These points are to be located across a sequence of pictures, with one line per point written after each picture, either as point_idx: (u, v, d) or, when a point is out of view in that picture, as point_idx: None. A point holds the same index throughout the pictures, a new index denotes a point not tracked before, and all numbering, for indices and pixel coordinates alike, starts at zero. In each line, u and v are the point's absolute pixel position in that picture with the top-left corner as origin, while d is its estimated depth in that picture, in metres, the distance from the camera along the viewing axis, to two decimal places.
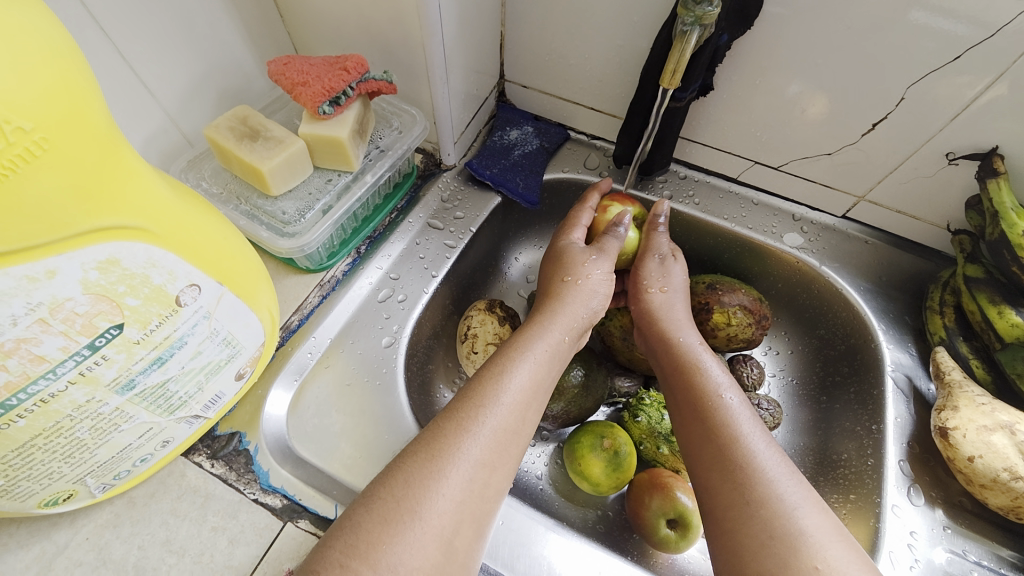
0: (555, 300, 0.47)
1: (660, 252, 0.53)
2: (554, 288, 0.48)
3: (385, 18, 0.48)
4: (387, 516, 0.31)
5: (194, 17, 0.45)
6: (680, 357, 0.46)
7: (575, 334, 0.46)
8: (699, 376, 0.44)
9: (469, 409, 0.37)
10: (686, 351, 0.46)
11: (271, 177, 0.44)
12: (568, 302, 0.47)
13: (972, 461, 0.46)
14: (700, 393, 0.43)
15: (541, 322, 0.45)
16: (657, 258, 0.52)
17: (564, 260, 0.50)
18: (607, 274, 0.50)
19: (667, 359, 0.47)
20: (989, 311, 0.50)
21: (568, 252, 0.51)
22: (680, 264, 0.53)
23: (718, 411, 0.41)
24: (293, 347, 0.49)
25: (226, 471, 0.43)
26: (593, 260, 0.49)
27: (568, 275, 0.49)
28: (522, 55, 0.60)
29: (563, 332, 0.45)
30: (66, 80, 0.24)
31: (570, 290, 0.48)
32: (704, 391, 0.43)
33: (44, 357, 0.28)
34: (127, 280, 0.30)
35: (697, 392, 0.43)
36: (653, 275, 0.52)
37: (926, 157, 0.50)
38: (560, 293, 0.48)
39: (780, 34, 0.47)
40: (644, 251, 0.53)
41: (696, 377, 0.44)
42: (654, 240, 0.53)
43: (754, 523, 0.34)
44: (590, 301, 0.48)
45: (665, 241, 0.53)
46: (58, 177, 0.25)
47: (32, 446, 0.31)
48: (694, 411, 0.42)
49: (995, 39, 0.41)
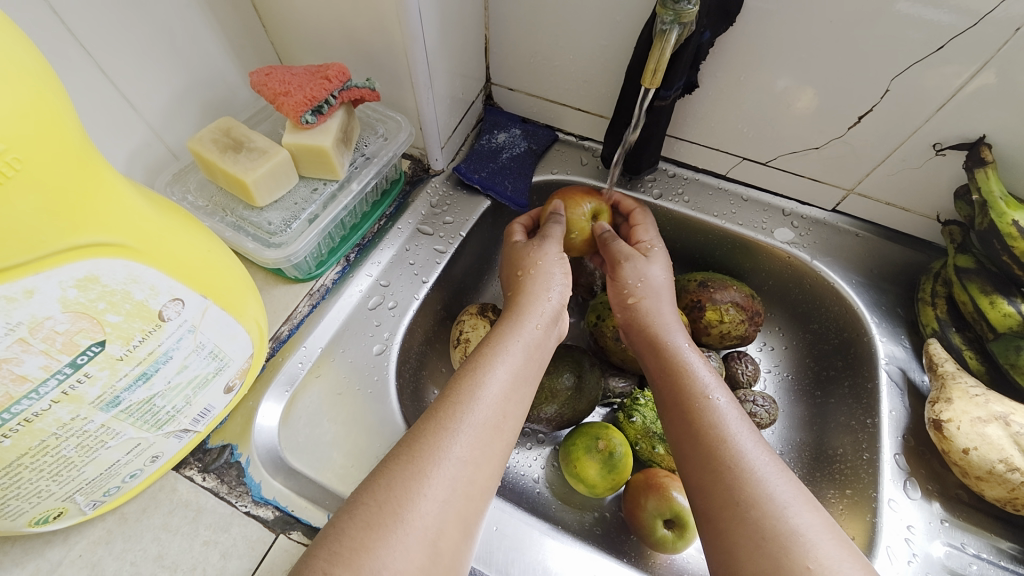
0: (521, 296, 0.47)
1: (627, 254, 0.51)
2: (514, 286, 0.49)
3: (365, 25, 0.47)
4: (371, 521, 0.31)
5: (175, 30, 0.45)
6: (670, 360, 0.45)
7: (548, 320, 0.46)
8: (687, 377, 0.43)
9: (447, 408, 0.37)
10: (673, 354, 0.45)
11: (255, 188, 0.44)
12: (535, 294, 0.47)
13: (967, 453, 0.46)
14: (688, 396, 0.42)
15: (514, 318, 0.45)
16: (632, 263, 0.51)
17: (514, 257, 0.51)
18: (560, 253, 0.50)
19: (655, 360, 0.46)
20: (981, 301, 0.50)
21: (516, 250, 0.51)
22: (655, 264, 0.52)
23: (705, 413, 0.40)
24: (284, 357, 0.49)
25: (217, 484, 0.43)
26: (538, 247, 0.50)
27: (521, 269, 0.49)
28: (507, 58, 0.60)
29: (537, 323, 0.45)
30: (38, 101, 0.24)
31: (529, 282, 0.48)
32: (692, 392, 0.42)
33: (26, 375, 0.28)
34: (107, 297, 0.30)
35: (682, 394, 0.42)
36: (631, 282, 0.50)
37: (914, 148, 0.50)
38: (524, 288, 0.47)
39: (763, 29, 0.47)
40: (614, 259, 0.52)
41: (684, 379, 0.43)
42: (614, 247, 0.52)
43: (747, 524, 0.34)
44: (549, 288, 0.47)
45: (627, 247, 0.52)
46: (32, 196, 0.25)
47: (19, 465, 0.31)
48: (682, 412, 0.41)
49: (980, 27, 0.41)
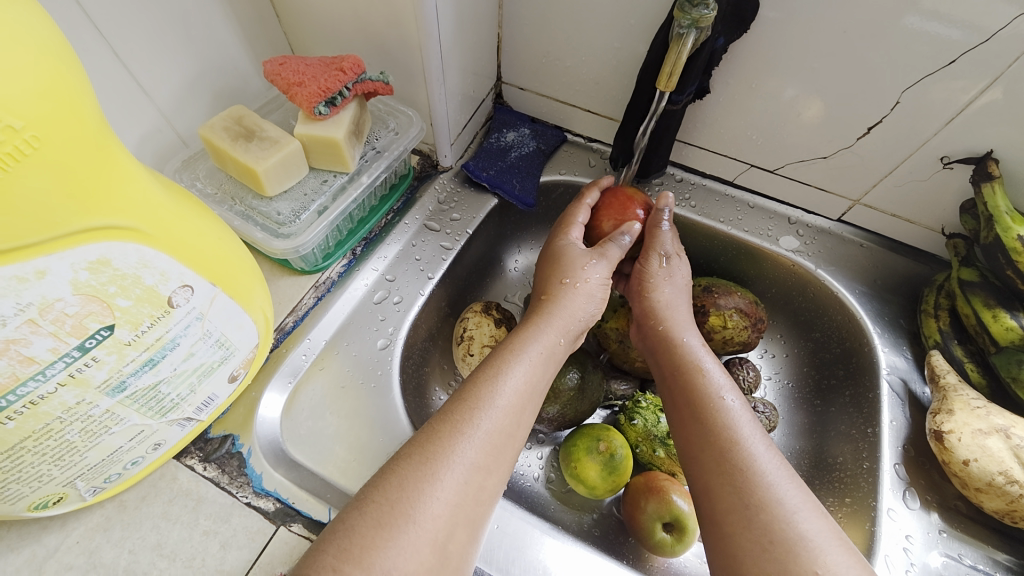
0: (553, 303, 0.47)
1: (667, 250, 0.52)
2: (553, 292, 0.48)
3: (381, 19, 0.47)
4: (382, 520, 0.31)
5: (188, 16, 0.45)
6: (681, 360, 0.45)
7: (571, 337, 0.46)
8: (700, 377, 0.43)
9: (464, 413, 0.37)
10: (685, 354, 0.45)
11: (266, 177, 0.44)
12: (565, 306, 0.46)
13: (968, 464, 0.46)
14: (702, 396, 0.42)
15: (539, 324, 0.45)
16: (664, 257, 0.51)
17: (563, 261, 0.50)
18: (604, 279, 0.49)
19: (668, 360, 0.46)
20: (983, 314, 0.50)
21: (564, 248, 0.51)
22: (683, 263, 0.53)
23: (719, 414, 0.40)
24: (288, 349, 0.49)
25: (218, 474, 0.43)
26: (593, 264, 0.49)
27: (567, 279, 0.48)
28: (519, 56, 0.60)
29: (560, 337, 0.45)
30: (57, 80, 0.24)
31: (569, 295, 0.47)
32: (704, 394, 0.42)
33: (34, 358, 0.28)
34: (118, 281, 0.30)
35: (696, 393, 0.42)
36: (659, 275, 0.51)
37: (921, 161, 0.50)
38: (562, 297, 0.47)
39: (774, 38, 0.47)
40: (648, 249, 0.52)
41: (697, 379, 0.43)
42: (659, 236, 0.52)
43: (754, 528, 0.34)
44: (586, 305, 0.47)
45: (670, 239, 0.52)
46: (48, 177, 0.24)
47: (21, 449, 0.31)
48: (693, 413, 0.41)
49: (990, 44, 0.41)
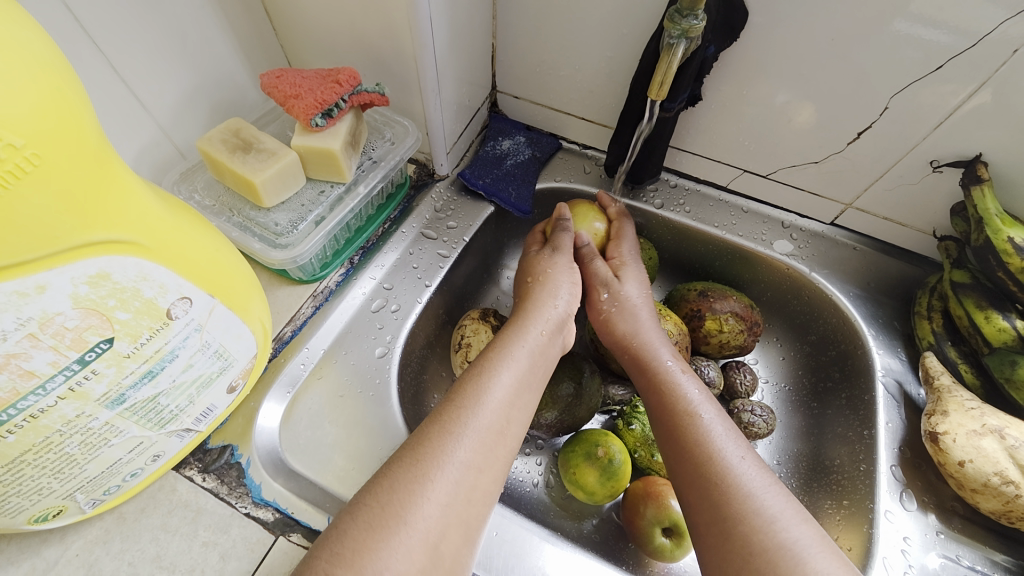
0: (528, 307, 0.48)
1: (604, 279, 0.52)
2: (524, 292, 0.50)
3: (376, 31, 0.48)
4: (373, 522, 0.31)
5: (186, 30, 0.45)
6: (654, 377, 0.46)
7: (553, 327, 0.47)
8: (673, 393, 0.44)
9: (452, 412, 0.37)
10: (656, 371, 0.46)
11: (263, 189, 0.44)
12: (539, 301, 0.48)
13: (963, 465, 0.46)
14: (675, 412, 0.42)
15: (521, 323, 0.46)
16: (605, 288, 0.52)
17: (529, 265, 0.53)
18: (572, 268, 0.51)
19: (641, 378, 0.47)
20: (976, 315, 0.51)
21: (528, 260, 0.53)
22: (629, 282, 0.52)
23: (692, 428, 0.41)
24: (286, 358, 0.49)
25: (217, 484, 0.43)
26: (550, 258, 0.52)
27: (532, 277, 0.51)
28: (513, 66, 0.61)
29: (541, 330, 0.46)
30: (58, 98, 0.24)
31: (539, 291, 0.49)
32: (677, 410, 0.42)
33: (34, 371, 0.28)
34: (117, 294, 0.30)
35: (670, 409, 0.43)
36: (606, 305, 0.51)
37: (911, 165, 0.51)
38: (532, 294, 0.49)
39: (765, 44, 0.48)
40: (591, 283, 0.53)
41: (670, 395, 0.44)
42: (592, 267, 0.53)
43: (735, 540, 0.34)
44: (555, 296, 0.49)
45: (603, 266, 0.53)
46: (48, 193, 0.25)
47: (22, 462, 0.31)
48: (669, 430, 0.42)
49: (978, 48, 0.42)
